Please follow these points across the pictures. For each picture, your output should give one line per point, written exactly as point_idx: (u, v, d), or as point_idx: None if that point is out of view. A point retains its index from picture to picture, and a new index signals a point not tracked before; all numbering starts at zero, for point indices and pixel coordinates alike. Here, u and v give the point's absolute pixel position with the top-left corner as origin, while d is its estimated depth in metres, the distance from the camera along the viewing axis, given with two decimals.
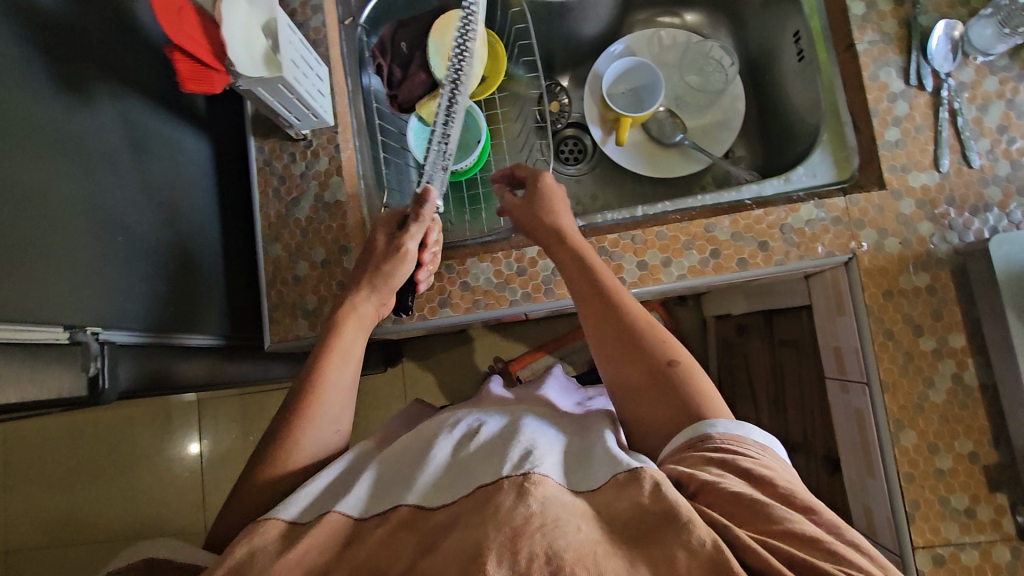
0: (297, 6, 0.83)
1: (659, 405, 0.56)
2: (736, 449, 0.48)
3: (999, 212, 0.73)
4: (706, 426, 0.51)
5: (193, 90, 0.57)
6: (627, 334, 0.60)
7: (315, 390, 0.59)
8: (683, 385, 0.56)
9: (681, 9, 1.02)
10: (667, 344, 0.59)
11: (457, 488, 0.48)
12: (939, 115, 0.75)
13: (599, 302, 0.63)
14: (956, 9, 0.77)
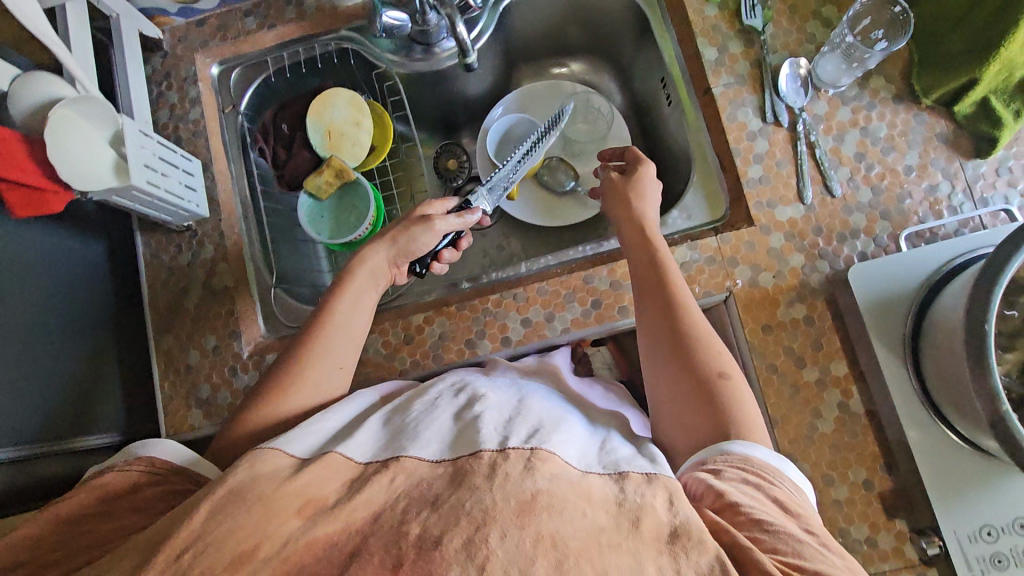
0: (177, 101, 0.86)
1: (696, 410, 0.56)
2: (751, 471, 0.49)
3: (866, 238, 0.75)
4: (733, 447, 0.51)
5: (31, 215, 0.56)
6: (682, 336, 0.60)
7: (316, 380, 0.65)
8: (718, 394, 0.56)
9: (567, 60, 1.06)
10: (721, 358, 0.58)
11: (467, 444, 0.50)
12: (798, 148, 0.77)
13: (663, 302, 0.63)
14: (803, 46, 0.79)
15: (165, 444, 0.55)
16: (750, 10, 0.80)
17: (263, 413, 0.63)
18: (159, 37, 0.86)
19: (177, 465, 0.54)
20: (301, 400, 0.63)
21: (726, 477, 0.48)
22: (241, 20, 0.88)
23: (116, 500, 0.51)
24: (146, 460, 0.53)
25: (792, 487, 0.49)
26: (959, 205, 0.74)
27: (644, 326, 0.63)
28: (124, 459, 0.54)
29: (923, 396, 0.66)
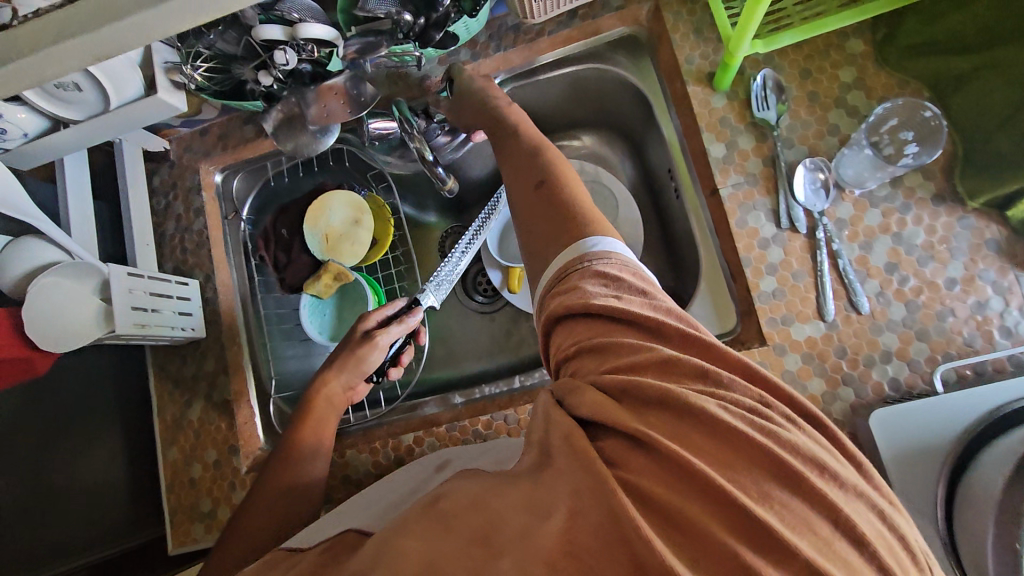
0: (181, 212, 0.88)
1: (536, 218, 0.57)
2: (580, 283, 0.48)
3: (899, 361, 0.65)
4: (581, 249, 0.50)
5: (12, 381, 0.61)
6: (527, 191, 0.60)
7: (292, 482, 0.68)
8: (557, 198, 0.57)
9: (575, 132, 0.96)
10: (545, 168, 0.61)
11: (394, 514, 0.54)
12: (818, 258, 0.69)
13: (539, 213, 0.57)
14: (825, 139, 0.72)
15: None
16: (762, 101, 0.73)
17: (241, 526, 0.65)
18: (165, 149, 0.88)
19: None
20: (275, 498, 0.66)
21: (577, 299, 0.46)
22: (240, 127, 0.88)
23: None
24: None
25: (607, 285, 0.46)
26: (1014, 326, 0.63)
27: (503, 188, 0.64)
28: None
29: (952, 559, 0.54)
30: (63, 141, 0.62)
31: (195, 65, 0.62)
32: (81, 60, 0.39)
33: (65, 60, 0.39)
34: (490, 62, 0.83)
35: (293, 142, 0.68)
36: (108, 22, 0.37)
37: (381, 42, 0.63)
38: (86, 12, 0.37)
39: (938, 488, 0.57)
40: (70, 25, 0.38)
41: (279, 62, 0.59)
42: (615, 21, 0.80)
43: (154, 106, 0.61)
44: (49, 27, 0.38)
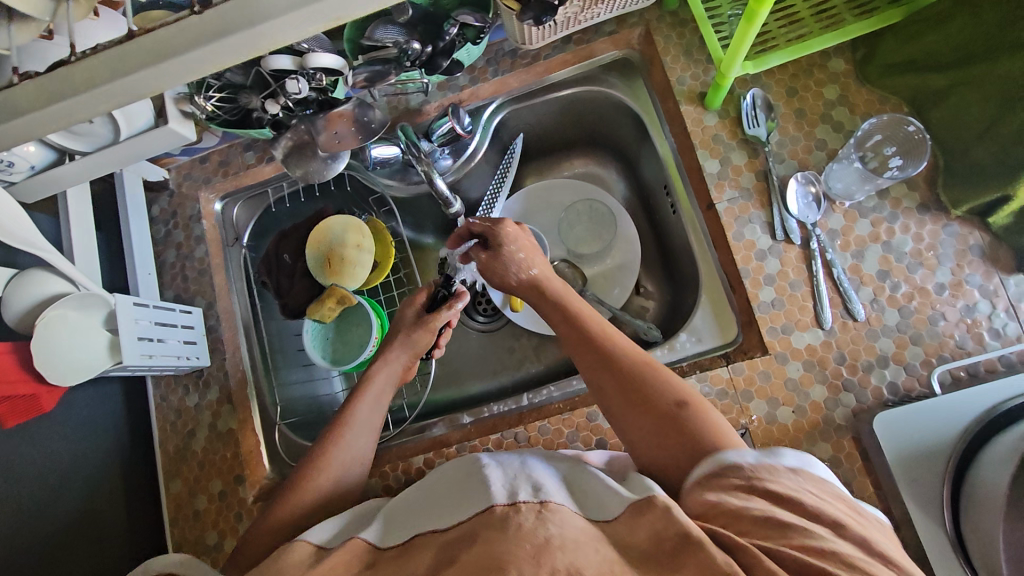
0: (182, 240, 0.88)
1: (658, 448, 0.53)
2: (769, 477, 0.45)
3: (896, 365, 0.67)
4: (746, 454, 0.48)
5: (16, 420, 0.60)
6: (648, 408, 0.55)
7: (333, 470, 0.64)
8: (699, 422, 0.53)
9: (570, 152, 0.99)
10: (671, 385, 0.56)
11: (469, 507, 0.49)
12: (813, 268, 0.71)
13: (676, 434, 0.53)
14: (813, 153, 0.75)
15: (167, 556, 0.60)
16: (752, 119, 0.76)
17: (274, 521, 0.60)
18: (164, 178, 0.89)
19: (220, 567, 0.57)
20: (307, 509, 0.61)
21: (766, 484, 0.45)
22: (241, 154, 0.88)
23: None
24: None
25: (798, 474, 0.46)
26: (1001, 327, 0.66)
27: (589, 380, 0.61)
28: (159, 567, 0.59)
29: (963, 557, 0.58)
30: (68, 174, 0.62)
31: (207, 95, 0.63)
32: (128, 96, 0.40)
33: (118, 95, 0.40)
34: (488, 86, 0.86)
35: (303, 168, 0.69)
36: (167, 59, 0.38)
37: (388, 70, 0.65)
38: (140, 50, 0.38)
39: (943, 488, 0.59)
40: (124, 62, 0.39)
41: (292, 91, 0.60)
42: (607, 45, 0.83)
43: (164, 137, 0.61)
44: (104, 64, 0.39)
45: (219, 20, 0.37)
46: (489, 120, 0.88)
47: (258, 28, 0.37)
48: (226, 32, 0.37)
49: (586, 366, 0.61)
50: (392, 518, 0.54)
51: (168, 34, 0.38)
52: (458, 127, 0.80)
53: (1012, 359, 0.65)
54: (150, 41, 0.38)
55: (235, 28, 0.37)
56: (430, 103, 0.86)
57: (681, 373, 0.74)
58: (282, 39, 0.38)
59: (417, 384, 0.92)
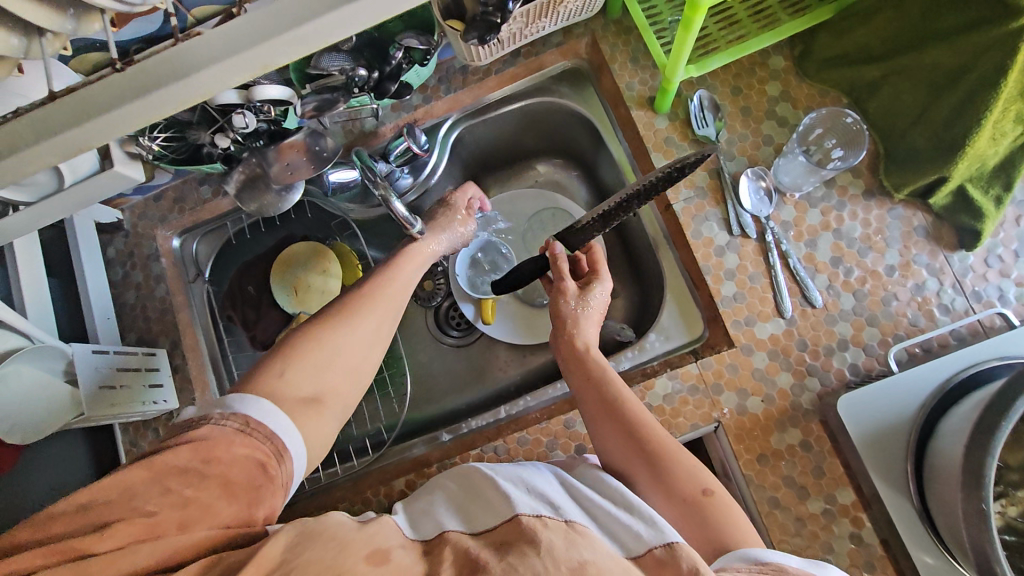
0: (141, 280, 0.86)
1: (685, 528, 0.52)
2: None
3: (856, 348, 0.69)
4: (781, 556, 0.47)
5: None
6: (652, 460, 0.55)
7: (387, 303, 0.63)
8: (702, 485, 0.54)
9: (530, 162, 1.00)
10: (694, 470, 0.55)
11: (492, 516, 0.49)
12: (770, 260, 0.73)
13: (684, 487, 0.54)
14: (762, 149, 0.77)
15: (261, 402, 0.50)
16: (701, 120, 0.79)
17: (305, 372, 0.55)
18: (118, 219, 0.87)
19: (269, 429, 0.50)
20: (331, 382, 0.56)
21: None
22: (196, 188, 0.87)
23: (206, 457, 0.46)
24: (242, 417, 0.49)
25: None
26: (950, 303, 0.69)
27: (604, 444, 0.59)
28: (220, 412, 0.49)
29: (931, 531, 0.60)
30: (16, 225, 0.60)
31: (152, 135, 0.62)
32: (59, 157, 0.40)
33: (45, 157, 0.39)
34: (442, 104, 0.86)
35: (258, 201, 0.70)
36: (92, 118, 0.37)
37: (338, 98, 0.65)
38: (63, 110, 0.38)
39: (908, 464, 0.62)
40: (49, 124, 0.38)
41: (239, 125, 0.61)
42: (556, 56, 0.85)
43: (112, 177, 0.60)
44: (27, 127, 0.38)
45: (144, 76, 0.37)
46: (446, 137, 0.89)
47: (187, 80, 0.37)
48: (154, 86, 0.37)
49: (605, 434, 0.59)
50: (450, 509, 0.52)
51: (92, 94, 0.38)
52: (416, 146, 0.81)
53: (962, 332, 0.68)
54: (73, 101, 0.38)
55: (160, 83, 0.37)
56: (385, 124, 0.86)
57: (652, 373, 0.75)
58: (210, 89, 0.38)
59: (394, 404, 0.91)
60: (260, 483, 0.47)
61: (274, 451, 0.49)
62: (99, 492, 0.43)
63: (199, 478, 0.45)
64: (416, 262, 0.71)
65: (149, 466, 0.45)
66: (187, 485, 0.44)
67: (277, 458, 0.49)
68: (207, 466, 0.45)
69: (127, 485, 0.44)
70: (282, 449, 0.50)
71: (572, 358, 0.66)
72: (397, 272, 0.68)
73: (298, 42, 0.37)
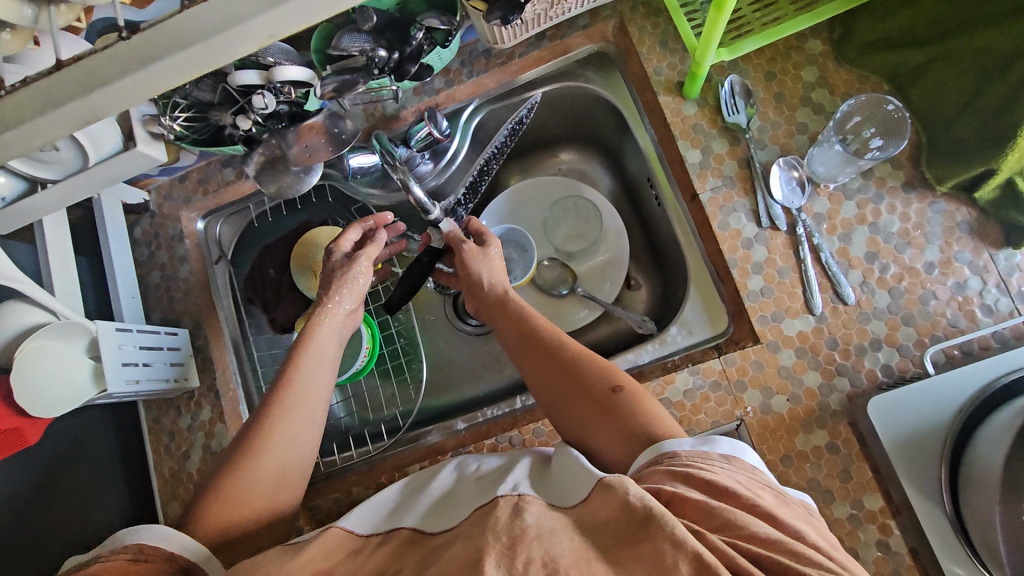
0: (166, 261, 0.87)
1: (606, 428, 0.56)
2: (703, 464, 0.46)
3: (889, 348, 0.66)
4: (676, 444, 0.49)
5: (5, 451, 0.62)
6: (568, 378, 0.60)
7: (307, 377, 0.65)
8: (614, 384, 0.58)
9: (553, 149, 0.98)
10: (606, 373, 0.59)
11: (454, 514, 0.50)
12: (801, 254, 0.70)
13: (599, 389, 0.58)
14: (795, 138, 0.74)
15: (153, 528, 0.51)
16: (731, 107, 0.75)
17: (243, 495, 0.58)
18: (145, 200, 0.88)
19: (166, 550, 0.51)
20: (264, 495, 0.60)
21: (704, 471, 0.45)
22: (220, 171, 0.88)
23: None
24: (134, 547, 0.49)
25: (730, 461, 0.46)
26: (994, 303, 0.65)
27: (530, 377, 0.64)
28: (110, 549, 0.50)
29: (966, 542, 0.57)
30: (45, 202, 0.61)
31: (173, 115, 0.62)
32: (67, 128, 0.40)
33: (53, 127, 0.39)
34: (464, 88, 0.85)
35: (277, 183, 0.69)
36: (99, 87, 0.37)
37: (357, 79, 0.63)
38: (71, 80, 0.38)
39: (941, 471, 0.59)
40: (59, 94, 0.38)
41: (258, 106, 0.60)
42: (582, 40, 0.83)
43: (134, 159, 0.61)
44: (35, 97, 0.39)
45: (149, 44, 0.37)
46: (468, 122, 0.87)
47: (192, 49, 0.36)
48: (158, 55, 0.36)
49: (527, 366, 0.64)
50: (383, 513, 0.55)
51: (98, 62, 0.37)
52: (436, 130, 0.80)
53: (1006, 334, 0.64)
54: (80, 70, 0.38)
55: (164, 51, 0.36)
56: (407, 108, 0.85)
57: (674, 367, 0.73)
58: (215, 59, 0.38)
59: (410, 390, 0.91)
60: None
61: (178, 568, 0.51)
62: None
63: None
64: (338, 328, 0.70)
65: None
66: None
67: (183, 571, 0.51)
68: None
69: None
70: (191, 566, 0.51)
71: (498, 309, 0.71)
72: (318, 345, 0.67)
73: (307, 8, 0.36)
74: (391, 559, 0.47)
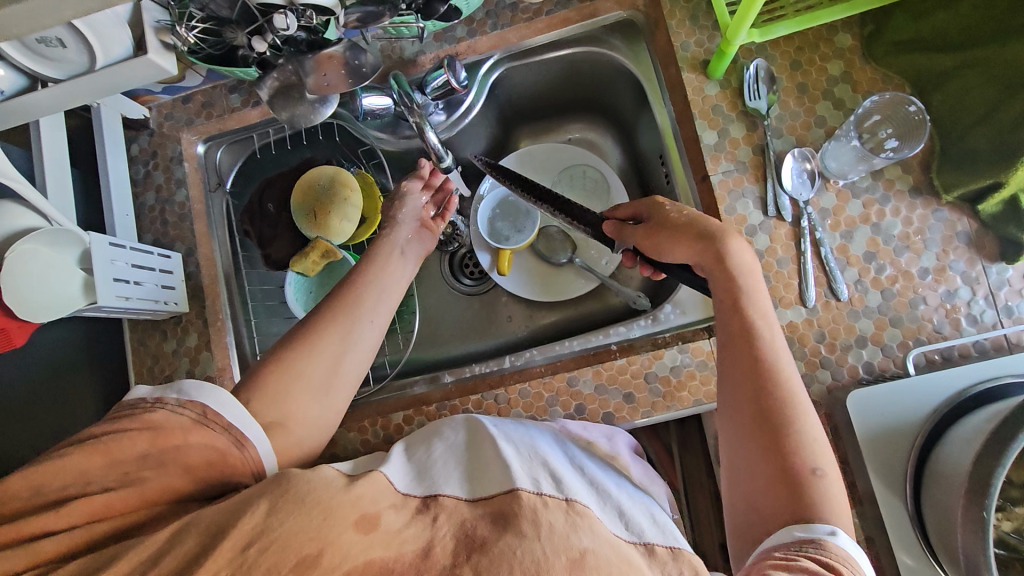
0: (162, 182, 0.85)
1: (773, 496, 0.48)
2: (851, 575, 0.42)
3: (874, 346, 0.68)
4: (827, 533, 0.45)
5: None
6: (771, 419, 0.50)
7: (377, 286, 0.65)
8: (812, 460, 0.49)
9: (567, 116, 0.96)
10: (813, 444, 0.50)
11: (490, 484, 0.51)
12: (802, 246, 0.71)
13: (790, 457, 0.49)
14: (812, 130, 0.74)
15: (217, 391, 0.52)
16: (753, 91, 0.75)
17: (293, 393, 0.56)
18: (144, 117, 0.85)
19: (227, 420, 0.51)
20: (312, 397, 0.57)
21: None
22: (226, 96, 0.85)
23: (165, 441, 0.49)
24: (199, 406, 0.51)
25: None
26: (979, 314, 0.67)
27: (730, 390, 0.54)
28: (177, 398, 0.51)
29: (921, 535, 0.60)
30: (39, 101, 0.59)
31: (189, 25, 0.59)
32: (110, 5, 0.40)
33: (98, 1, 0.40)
34: (486, 40, 0.83)
35: (290, 112, 0.68)
36: None
37: (383, 12, 0.62)
38: None
39: (909, 465, 0.62)
40: None
41: (279, 27, 0.57)
42: (611, 4, 0.81)
43: (143, 66, 0.59)
44: None
45: None
46: (486, 76, 0.86)
47: None
48: None
49: (732, 377, 0.54)
50: (416, 467, 0.55)
51: None
52: (455, 81, 0.78)
53: (985, 345, 0.66)
54: None
55: None
56: (425, 54, 0.83)
57: (663, 344, 0.74)
58: None
59: (399, 340, 0.91)
60: (220, 469, 0.51)
61: (233, 441, 0.51)
62: (60, 473, 0.47)
63: (157, 463, 0.49)
64: (402, 250, 0.71)
65: (105, 452, 0.48)
66: (147, 469, 0.48)
67: (238, 447, 0.51)
68: (167, 452, 0.49)
69: (88, 468, 0.47)
70: (244, 440, 0.52)
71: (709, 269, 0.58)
72: (384, 276, 0.66)
73: None
74: (379, 505, 0.47)
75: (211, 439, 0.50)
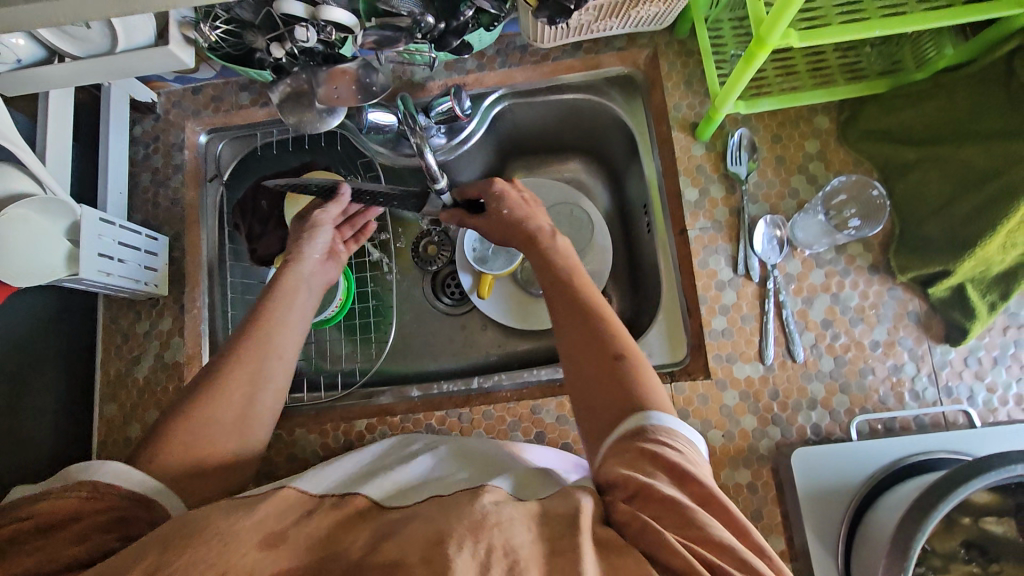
0: (160, 166, 0.86)
1: (608, 414, 0.54)
2: (668, 440, 0.49)
3: (823, 409, 0.71)
4: (646, 419, 0.52)
5: None
6: (603, 359, 0.57)
7: (285, 317, 0.69)
8: (629, 376, 0.56)
9: (562, 155, 1.01)
10: (634, 366, 0.57)
11: (417, 495, 0.52)
12: (765, 306, 0.75)
13: (613, 382, 0.55)
14: (785, 200, 0.79)
15: (104, 466, 0.51)
16: (735, 157, 0.80)
17: (209, 427, 0.59)
18: (153, 102, 0.87)
19: (126, 489, 0.51)
20: (228, 432, 0.60)
21: (668, 454, 0.48)
22: (236, 93, 0.88)
23: (54, 526, 0.45)
24: (88, 484, 0.49)
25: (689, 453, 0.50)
26: (921, 390, 0.71)
27: (565, 347, 0.60)
28: (61, 484, 0.49)
29: None
30: (54, 75, 0.61)
31: (213, 25, 0.64)
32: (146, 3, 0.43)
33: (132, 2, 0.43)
34: (494, 75, 0.87)
35: (298, 116, 0.70)
36: None
37: (399, 39, 0.67)
38: None
39: (843, 526, 0.64)
40: None
41: (299, 38, 0.61)
42: (615, 60, 0.86)
43: (162, 56, 0.62)
44: None
45: None
46: (489, 109, 0.90)
47: None
48: None
49: (564, 327, 0.61)
50: (334, 484, 0.55)
51: None
52: (458, 108, 0.82)
53: (924, 420, 0.70)
54: None
55: None
56: (434, 80, 0.87)
57: None
58: None
59: (372, 350, 0.93)
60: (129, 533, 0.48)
61: (141, 502, 0.51)
62: None
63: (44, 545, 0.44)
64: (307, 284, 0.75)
65: None
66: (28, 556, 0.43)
67: (145, 508, 0.51)
68: (57, 531, 0.45)
69: None
70: (152, 505, 0.52)
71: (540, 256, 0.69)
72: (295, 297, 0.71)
73: None
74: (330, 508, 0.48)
75: (110, 505, 0.49)
